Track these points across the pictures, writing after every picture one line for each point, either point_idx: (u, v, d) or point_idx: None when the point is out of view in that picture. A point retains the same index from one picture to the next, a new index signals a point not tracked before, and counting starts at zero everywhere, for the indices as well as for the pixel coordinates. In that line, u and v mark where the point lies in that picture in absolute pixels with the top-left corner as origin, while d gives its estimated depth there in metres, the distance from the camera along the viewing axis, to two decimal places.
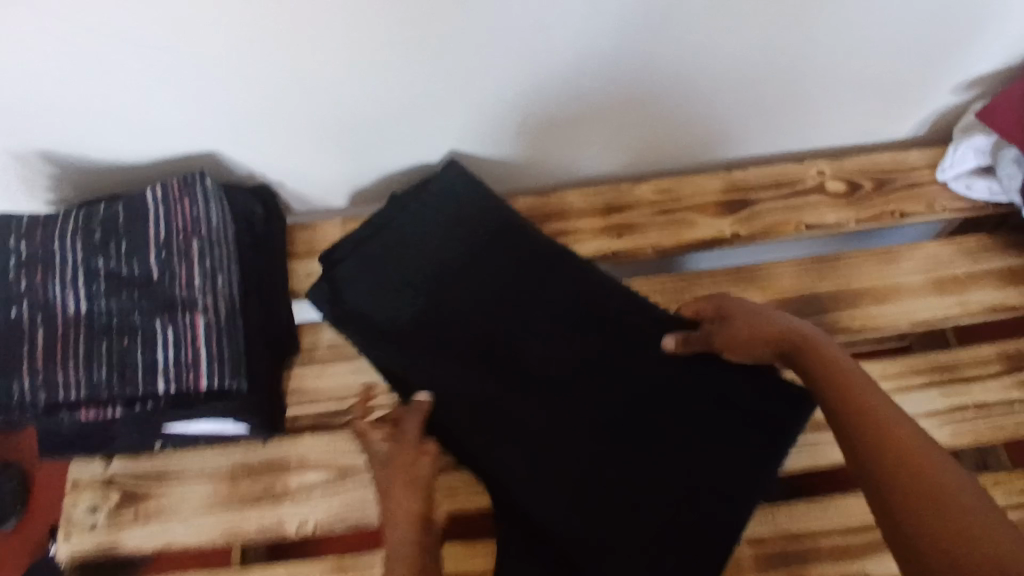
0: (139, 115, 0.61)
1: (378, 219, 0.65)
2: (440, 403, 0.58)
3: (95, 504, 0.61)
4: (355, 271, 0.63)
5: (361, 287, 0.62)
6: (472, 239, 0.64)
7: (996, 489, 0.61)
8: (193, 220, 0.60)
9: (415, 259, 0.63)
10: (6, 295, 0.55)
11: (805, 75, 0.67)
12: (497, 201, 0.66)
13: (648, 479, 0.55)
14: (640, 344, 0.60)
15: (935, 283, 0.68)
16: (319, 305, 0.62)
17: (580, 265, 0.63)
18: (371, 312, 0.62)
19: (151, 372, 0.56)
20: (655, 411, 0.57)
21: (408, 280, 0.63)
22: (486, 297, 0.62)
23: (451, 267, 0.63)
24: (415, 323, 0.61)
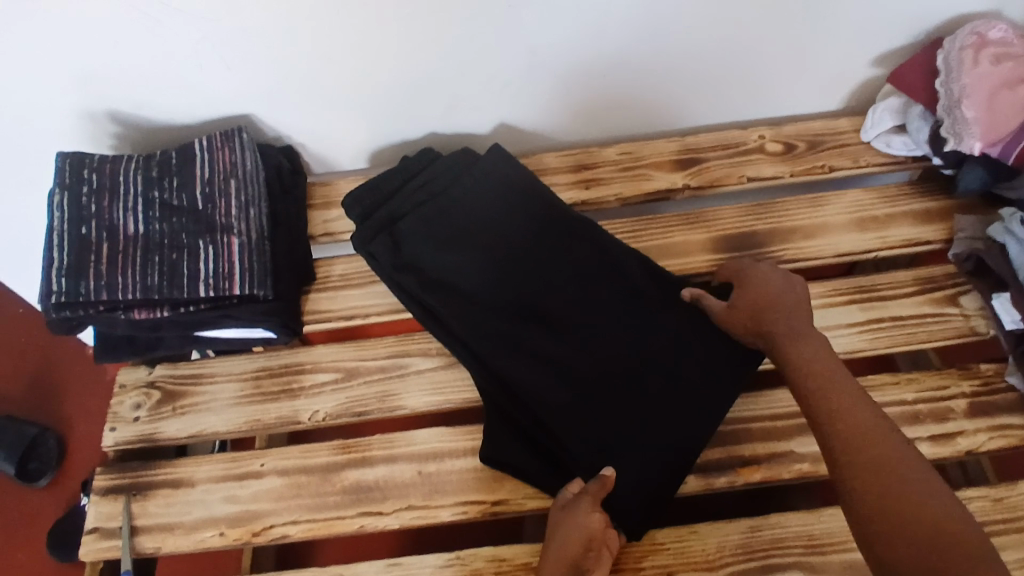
0: (190, 82, 0.75)
1: (419, 181, 0.72)
2: (477, 335, 0.66)
3: (139, 401, 0.72)
4: (411, 228, 0.68)
5: (414, 240, 0.68)
6: (509, 203, 0.72)
7: (908, 385, 0.70)
8: (232, 164, 0.73)
9: (454, 213, 0.70)
10: (79, 215, 0.68)
11: (737, 51, 0.81)
12: (528, 175, 0.74)
13: (645, 413, 0.64)
14: (646, 302, 0.69)
15: (857, 222, 0.79)
16: (379, 253, 0.67)
17: (601, 234, 0.72)
18: (424, 262, 0.68)
19: (194, 280, 0.68)
20: (657, 359, 0.66)
21: (452, 233, 0.69)
22: (516, 257, 0.70)
23: (492, 224, 0.71)
24: (459, 269, 0.68)
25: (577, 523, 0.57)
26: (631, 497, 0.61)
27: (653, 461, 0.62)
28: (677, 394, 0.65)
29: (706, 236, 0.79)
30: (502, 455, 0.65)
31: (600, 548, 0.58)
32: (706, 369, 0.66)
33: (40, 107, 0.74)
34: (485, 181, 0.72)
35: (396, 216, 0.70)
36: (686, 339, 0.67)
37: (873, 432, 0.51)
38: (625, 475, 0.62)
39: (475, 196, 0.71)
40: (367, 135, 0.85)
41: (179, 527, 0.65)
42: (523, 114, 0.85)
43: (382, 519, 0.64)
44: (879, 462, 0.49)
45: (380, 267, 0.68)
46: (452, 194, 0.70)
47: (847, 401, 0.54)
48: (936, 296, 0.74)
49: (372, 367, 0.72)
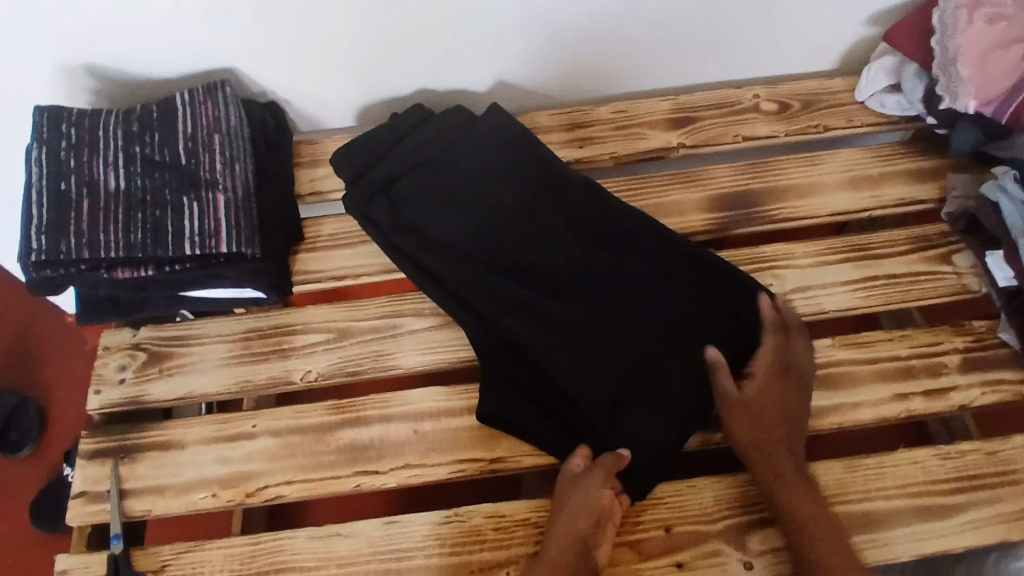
0: (169, 32, 0.72)
1: (412, 141, 0.70)
2: (476, 296, 0.66)
3: (124, 363, 0.70)
4: (408, 190, 0.67)
5: (411, 202, 0.67)
6: (506, 162, 0.70)
7: (901, 341, 0.70)
8: (215, 118, 0.70)
9: (453, 175, 0.69)
10: (57, 171, 0.66)
11: (734, 7, 0.80)
12: (524, 131, 0.72)
13: (647, 371, 0.63)
14: (648, 259, 0.68)
15: (851, 181, 0.79)
16: (377, 215, 0.67)
17: (599, 191, 0.70)
18: (422, 224, 0.67)
19: (179, 238, 0.66)
20: (659, 317, 0.65)
21: (448, 194, 0.68)
22: (517, 219, 0.68)
23: (487, 183, 0.69)
24: (455, 230, 0.67)
25: (587, 495, 0.58)
26: (634, 456, 0.61)
27: (655, 418, 0.62)
28: (680, 352, 0.64)
29: (702, 195, 0.78)
30: (503, 412, 0.64)
31: (607, 519, 0.59)
32: (710, 329, 0.65)
33: (10, 58, 0.70)
34: (483, 142, 0.70)
35: (392, 178, 0.68)
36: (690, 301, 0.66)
37: (785, 470, 0.61)
38: (627, 432, 0.62)
39: (474, 159, 0.69)
40: (354, 92, 0.83)
41: (169, 489, 0.64)
42: (515, 71, 0.83)
43: (378, 478, 0.64)
44: (797, 502, 0.60)
45: (379, 229, 0.67)
46: (452, 156, 0.69)
47: (775, 444, 0.62)
48: (928, 254, 0.75)
49: (364, 327, 0.71)
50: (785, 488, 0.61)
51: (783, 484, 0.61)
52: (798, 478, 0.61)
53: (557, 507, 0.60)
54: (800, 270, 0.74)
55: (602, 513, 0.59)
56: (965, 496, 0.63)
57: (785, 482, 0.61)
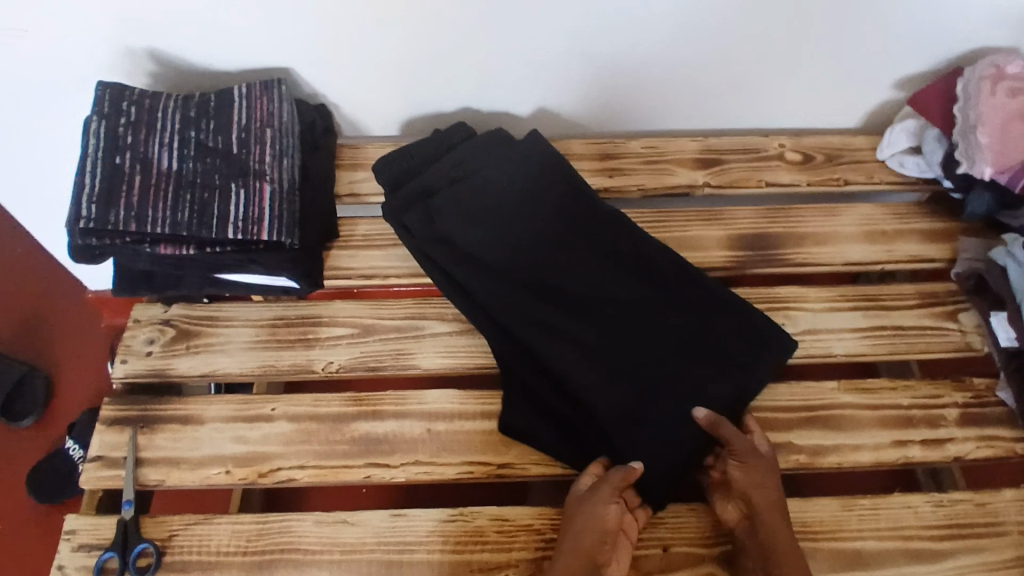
0: (234, 29, 0.76)
1: (449, 159, 0.73)
2: (506, 310, 0.67)
3: (152, 336, 0.72)
4: (444, 203, 0.69)
5: (446, 215, 0.69)
6: (539, 184, 0.72)
7: (905, 391, 0.72)
8: (269, 113, 0.74)
9: (485, 195, 0.71)
10: (114, 146, 0.69)
11: (768, 59, 0.84)
12: (558, 157, 0.74)
13: (668, 393, 0.65)
14: (670, 287, 0.70)
15: (867, 234, 0.82)
16: (414, 226, 0.70)
17: (625, 220, 0.73)
18: (456, 237, 0.69)
19: (223, 221, 0.69)
20: (681, 341, 0.67)
21: (481, 210, 0.70)
22: (543, 243, 0.70)
23: (520, 203, 0.71)
24: (487, 245, 0.69)
25: (595, 513, 0.59)
26: (649, 474, 0.63)
27: (676, 438, 0.63)
28: (701, 377, 0.65)
29: (723, 232, 0.81)
30: (520, 420, 0.66)
31: (614, 540, 0.60)
32: (722, 362, 0.66)
33: (83, 36, 0.74)
34: (516, 164, 0.72)
35: (424, 193, 0.71)
36: (705, 333, 0.67)
37: (770, 495, 0.62)
38: (647, 451, 0.63)
39: (507, 180, 0.71)
40: (400, 103, 0.86)
41: (185, 462, 0.66)
42: (555, 99, 0.87)
43: (388, 471, 0.65)
44: (774, 526, 0.60)
45: (416, 240, 0.70)
46: (486, 176, 0.71)
47: (761, 468, 0.62)
48: (936, 311, 0.77)
49: (387, 325, 0.73)
50: (768, 510, 0.61)
51: (767, 507, 0.61)
52: (778, 504, 0.62)
53: (564, 526, 0.61)
54: (812, 313, 0.76)
55: (609, 530, 0.60)
56: (954, 545, 0.65)
57: (769, 506, 0.61)
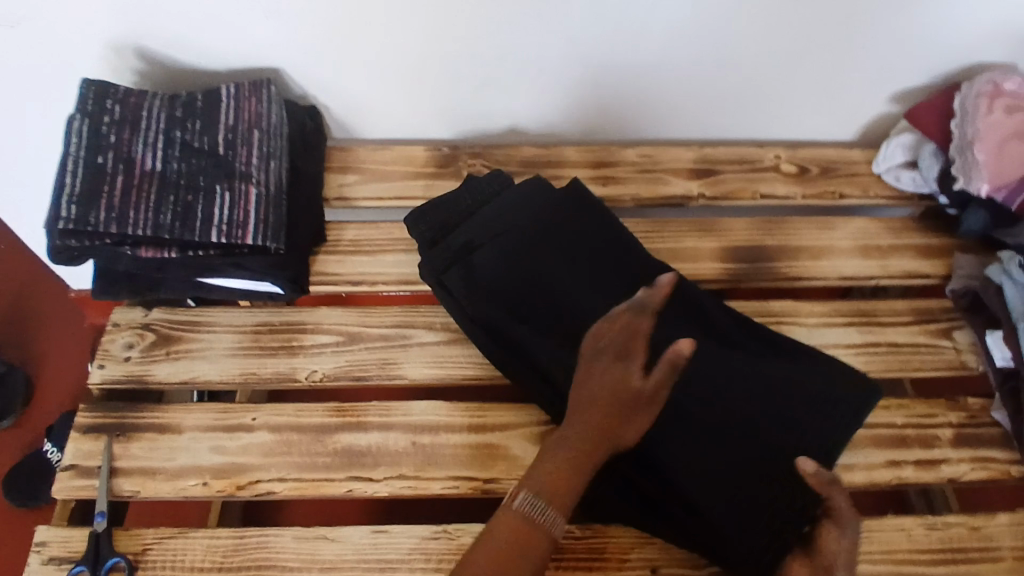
0: (225, 27, 0.74)
1: (485, 211, 0.68)
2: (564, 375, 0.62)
3: (131, 341, 0.70)
4: (481, 262, 0.65)
5: (486, 275, 0.65)
6: (581, 234, 0.68)
7: (899, 409, 0.71)
8: (257, 114, 0.72)
9: (526, 244, 0.66)
10: (97, 145, 0.67)
11: (766, 69, 0.83)
12: (597, 203, 0.70)
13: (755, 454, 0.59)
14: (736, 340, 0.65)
15: (862, 249, 0.81)
16: (454, 286, 0.65)
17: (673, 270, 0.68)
18: (501, 299, 0.64)
19: (207, 224, 0.67)
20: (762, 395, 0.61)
21: (523, 266, 0.65)
22: (592, 287, 0.65)
23: (564, 255, 0.66)
24: (536, 302, 0.64)
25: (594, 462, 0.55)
26: (741, 549, 0.58)
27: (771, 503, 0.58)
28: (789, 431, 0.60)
29: (717, 244, 0.80)
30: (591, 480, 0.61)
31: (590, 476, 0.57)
32: (798, 405, 0.60)
33: (66, 28, 0.72)
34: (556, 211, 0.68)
35: (462, 247, 0.67)
36: (779, 375, 0.61)
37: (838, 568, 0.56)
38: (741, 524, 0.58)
39: (547, 229, 0.67)
40: (392, 106, 0.85)
41: (162, 472, 0.64)
42: (550, 106, 0.86)
43: (371, 485, 0.63)
44: None
45: (458, 300, 0.65)
46: (525, 225, 0.67)
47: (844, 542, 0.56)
48: (930, 328, 0.76)
49: (374, 334, 0.72)
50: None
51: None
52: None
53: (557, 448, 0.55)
54: (806, 329, 0.75)
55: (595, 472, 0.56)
56: (948, 569, 0.64)
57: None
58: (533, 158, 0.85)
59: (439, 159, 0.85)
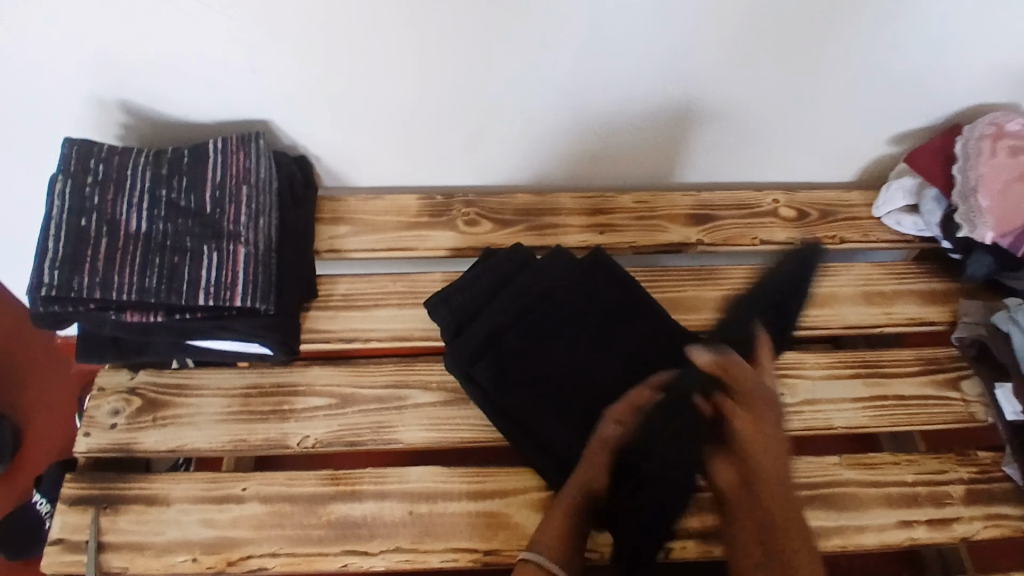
0: (212, 81, 0.72)
1: (516, 291, 0.68)
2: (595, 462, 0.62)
3: (117, 407, 0.68)
4: (512, 350, 0.65)
5: (517, 364, 0.65)
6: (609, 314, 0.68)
7: (907, 465, 0.70)
8: (246, 169, 0.70)
9: (554, 330, 0.66)
10: (80, 206, 0.65)
11: (763, 113, 0.82)
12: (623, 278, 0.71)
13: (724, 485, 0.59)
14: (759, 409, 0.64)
15: (865, 296, 0.80)
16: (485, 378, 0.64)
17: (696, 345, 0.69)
18: (532, 388, 0.64)
19: (194, 287, 0.65)
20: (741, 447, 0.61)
21: (553, 352, 0.66)
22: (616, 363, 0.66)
23: (593, 336, 0.67)
24: (570, 389, 0.65)
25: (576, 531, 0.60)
26: None
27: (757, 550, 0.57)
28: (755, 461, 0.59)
29: (718, 294, 0.78)
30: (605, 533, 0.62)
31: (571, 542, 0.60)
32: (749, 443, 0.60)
33: (48, 83, 0.70)
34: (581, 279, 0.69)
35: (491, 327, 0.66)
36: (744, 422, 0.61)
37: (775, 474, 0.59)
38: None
39: (574, 310, 0.67)
40: (383, 156, 0.83)
41: (149, 548, 0.61)
42: (545, 152, 0.84)
43: (367, 559, 0.61)
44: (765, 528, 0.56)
45: (490, 390, 0.65)
46: (553, 308, 0.67)
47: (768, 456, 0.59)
48: (936, 378, 0.75)
49: (368, 395, 0.70)
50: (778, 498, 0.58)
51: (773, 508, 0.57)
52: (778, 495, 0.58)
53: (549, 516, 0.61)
54: (811, 382, 0.73)
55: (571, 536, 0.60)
56: None
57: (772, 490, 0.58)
58: (529, 206, 0.84)
59: (432, 208, 0.83)
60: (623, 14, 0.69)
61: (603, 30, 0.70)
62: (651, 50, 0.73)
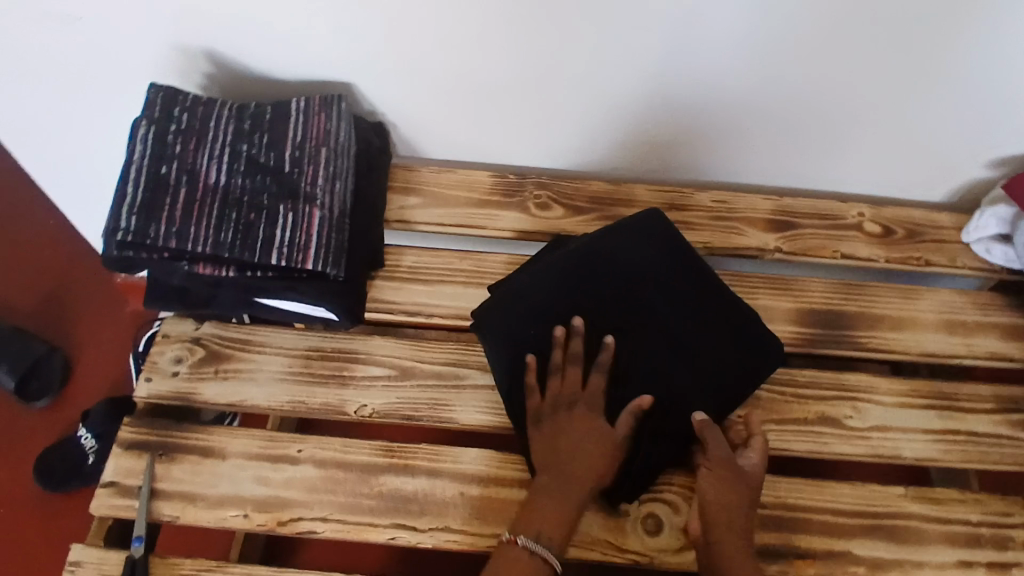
0: (298, 39, 0.71)
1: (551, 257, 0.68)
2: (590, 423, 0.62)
3: (180, 355, 0.69)
4: (529, 307, 0.65)
5: (529, 321, 0.64)
6: (643, 280, 0.65)
7: (975, 505, 0.66)
8: (326, 132, 0.69)
9: (580, 290, 0.65)
10: (161, 154, 0.65)
11: (859, 122, 0.78)
12: (665, 243, 0.67)
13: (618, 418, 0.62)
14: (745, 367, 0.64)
15: (946, 324, 0.77)
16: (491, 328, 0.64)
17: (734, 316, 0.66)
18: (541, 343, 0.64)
19: (267, 245, 0.64)
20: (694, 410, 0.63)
21: (571, 313, 0.64)
22: (640, 329, 0.64)
23: (619, 297, 0.65)
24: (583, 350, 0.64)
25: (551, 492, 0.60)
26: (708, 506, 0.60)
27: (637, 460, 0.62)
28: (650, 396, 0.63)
29: (792, 306, 0.76)
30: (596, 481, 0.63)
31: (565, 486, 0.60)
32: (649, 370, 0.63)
33: (139, 28, 0.70)
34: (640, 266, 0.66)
35: (533, 307, 0.64)
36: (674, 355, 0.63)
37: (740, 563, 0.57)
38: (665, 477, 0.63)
39: (607, 271, 0.65)
40: (460, 130, 0.81)
41: (202, 499, 0.62)
42: (625, 141, 0.82)
43: (416, 536, 0.61)
44: None
45: (497, 341, 0.64)
46: (585, 267, 0.65)
47: (738, 533, 0.59)
48: (1013, 418, 0.71)
49: (427, 371, 0.69)
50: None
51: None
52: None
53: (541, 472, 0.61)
54: (882, 408, 0.71)
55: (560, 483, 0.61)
56: None
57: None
58: (602, 196, 0.82)
59: (505, 187, 0.82)
60: (726, 6, 0.66)
61: (705, 21, 0.67)
62: (756, 46, 0.70)
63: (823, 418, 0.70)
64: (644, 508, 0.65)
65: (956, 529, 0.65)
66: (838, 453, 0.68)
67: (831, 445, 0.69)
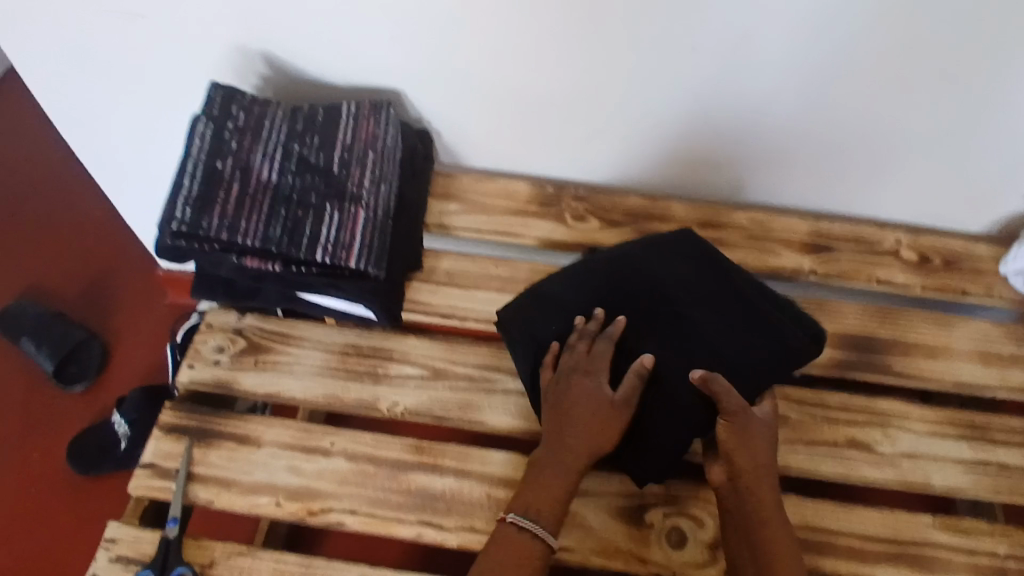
0: (352, 46, 0.74)
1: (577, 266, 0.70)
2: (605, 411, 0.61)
3: (222, 345, 0.71)
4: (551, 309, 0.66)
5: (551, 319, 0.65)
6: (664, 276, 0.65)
7: (1005, 538, 0.65)
8: (373, 136, 0.72)
9: (601, 289, 0.66)
10: (218, 150, 0.68)
11: (899, 149, 0.78)
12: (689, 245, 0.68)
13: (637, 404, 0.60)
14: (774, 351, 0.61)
15: (981, 354, 0.76)
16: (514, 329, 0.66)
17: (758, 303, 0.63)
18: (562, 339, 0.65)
19: (313, 242, 0.67)
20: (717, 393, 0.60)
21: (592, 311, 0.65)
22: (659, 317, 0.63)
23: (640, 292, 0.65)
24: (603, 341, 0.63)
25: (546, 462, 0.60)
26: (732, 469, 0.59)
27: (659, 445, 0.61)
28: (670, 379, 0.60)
29: (825, 328, 0.76)
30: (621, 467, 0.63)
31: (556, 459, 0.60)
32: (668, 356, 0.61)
33: (202, 30, 0.73)
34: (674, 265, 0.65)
35: (556, 309, 0.66)
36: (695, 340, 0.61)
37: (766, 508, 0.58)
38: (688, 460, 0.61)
39: (628, 270, 0.66)
40: (501, 140, 0.83)
41: (236, 485, 0.64)
42: (664, 158, 0.83)
43: (441, 534, 0.62)
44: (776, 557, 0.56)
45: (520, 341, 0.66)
46: (607, 270, 0.67)
47: (762, 473, 0.59)
48: None
49: (460, 373, 0.70)
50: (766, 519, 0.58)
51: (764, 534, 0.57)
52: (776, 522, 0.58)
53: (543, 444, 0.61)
54: (912, 435, 0.70)
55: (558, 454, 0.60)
56: None
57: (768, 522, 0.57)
58: (638, 210, 0.83)
59: (542, 198, 0.83)
60: (771, 28, 0.67)
61: (750, 42, 0.68)
62: (799, 69, 0.71)
63: (852, 442, 0.69)
64: (669, 523, 0.65)
65: (984, 562, 0.64)
66: (866, 478, 0.68)
67: (860, 470, 0.68)
